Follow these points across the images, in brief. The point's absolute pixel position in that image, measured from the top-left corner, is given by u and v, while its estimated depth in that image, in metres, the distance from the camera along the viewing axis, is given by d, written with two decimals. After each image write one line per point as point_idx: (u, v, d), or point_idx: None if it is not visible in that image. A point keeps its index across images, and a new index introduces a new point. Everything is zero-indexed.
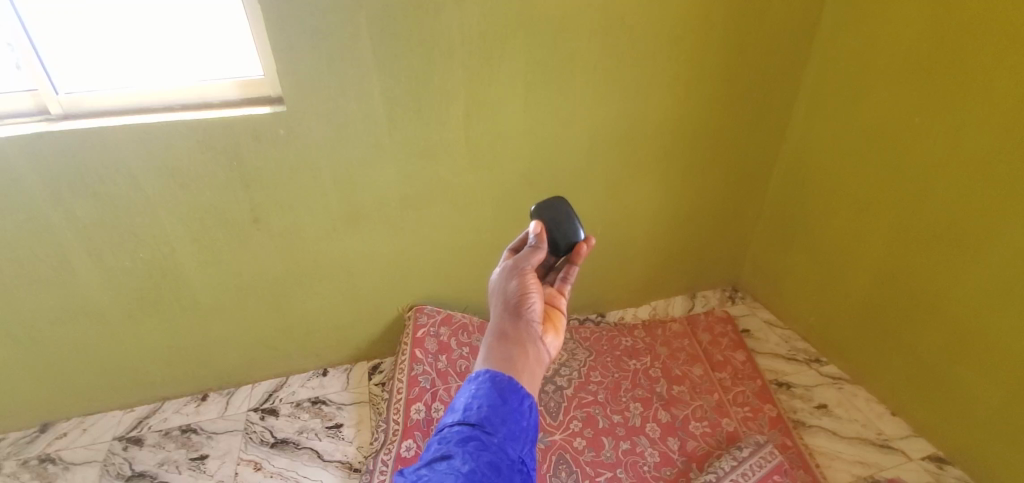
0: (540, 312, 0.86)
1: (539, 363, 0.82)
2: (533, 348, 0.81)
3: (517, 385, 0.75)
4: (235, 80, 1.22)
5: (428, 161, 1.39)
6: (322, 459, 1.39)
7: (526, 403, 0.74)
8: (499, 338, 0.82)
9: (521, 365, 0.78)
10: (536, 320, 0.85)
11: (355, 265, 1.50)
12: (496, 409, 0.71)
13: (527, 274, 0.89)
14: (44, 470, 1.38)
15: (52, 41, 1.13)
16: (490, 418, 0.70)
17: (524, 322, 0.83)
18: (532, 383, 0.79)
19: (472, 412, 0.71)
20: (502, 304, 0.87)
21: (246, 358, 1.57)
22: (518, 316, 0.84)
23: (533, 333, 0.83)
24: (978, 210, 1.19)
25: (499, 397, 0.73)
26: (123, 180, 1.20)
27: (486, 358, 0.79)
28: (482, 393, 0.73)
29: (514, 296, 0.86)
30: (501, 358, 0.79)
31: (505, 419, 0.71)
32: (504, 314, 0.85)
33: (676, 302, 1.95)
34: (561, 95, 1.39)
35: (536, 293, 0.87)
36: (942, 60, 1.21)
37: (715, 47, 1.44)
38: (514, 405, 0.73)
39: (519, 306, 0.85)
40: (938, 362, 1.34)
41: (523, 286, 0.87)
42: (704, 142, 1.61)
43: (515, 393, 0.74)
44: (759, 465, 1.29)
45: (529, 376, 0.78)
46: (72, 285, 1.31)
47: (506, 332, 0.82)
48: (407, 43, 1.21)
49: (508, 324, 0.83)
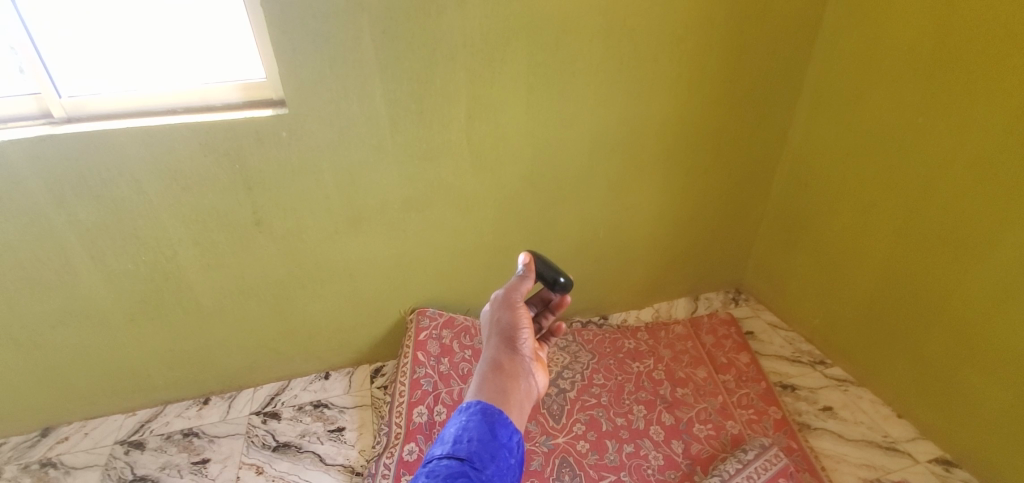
0: (531, 349, 0.93)
1: (528, 397, 0.88)
2: (525, 383, 0.88)
3: (507, 420, 0.81)
4: (237, 83, 1.23)
5: (430, 163, 1.39)
6: (324, 463, 1.38)
7: (514, 439, 0.80)
8: (494, 370, 0.88)
9: (513, 399, 0.84)
10: (528, 356, 0.91)
11: (357, 267, 1.50)
12: (485, 444, 0.76)
13: (520, 309, 0.96)
14: (45, 474, 1.37)
15: (56, 46, 1.13)
16: (479, 453, 0.74)
17: (518, 357, 0.90)
18: (519, 416, 0.84)
19: (462, 446, 0.75)
20: (497, 336, 0.93)
21: (247, 362, 1.56)
22: (512, 350, 0.91)
23: (524, 368, 0.89)
24: (984, 210, 1.18)
25: (488, 432, 0.77)
26: (125, 182, 1.20)
27: (479, 388, 0.85)
28: (472, 426, 0.78)
29: (507, 328, 0.93)
30: (493, 391, 0.84)
31: (494, 455, 0.76)
32: (499, 347, 0.92)
33: (679, 304, 1.94)
34: (563, 97, 1.39)
35: (528, 329, 0.94)
36: (945, 59, 1.20)
37: (717, 49, 1.44)
38: (503, 440, 0.78)
39: (514, 341, 0.92)
40: (944, 363, 1.33)
41: (516, 321, 0.94)
42: (707, 143, 1.61)
43: (505, 428, 0.80)
44: (763, 468, 1.28)
45: (517, 410, 0.84)
46: (74, 288, 1.31)
47: (500, 365, 0.88)
48: (409, 45, 1.21)
49: (503, 357, 0.90)
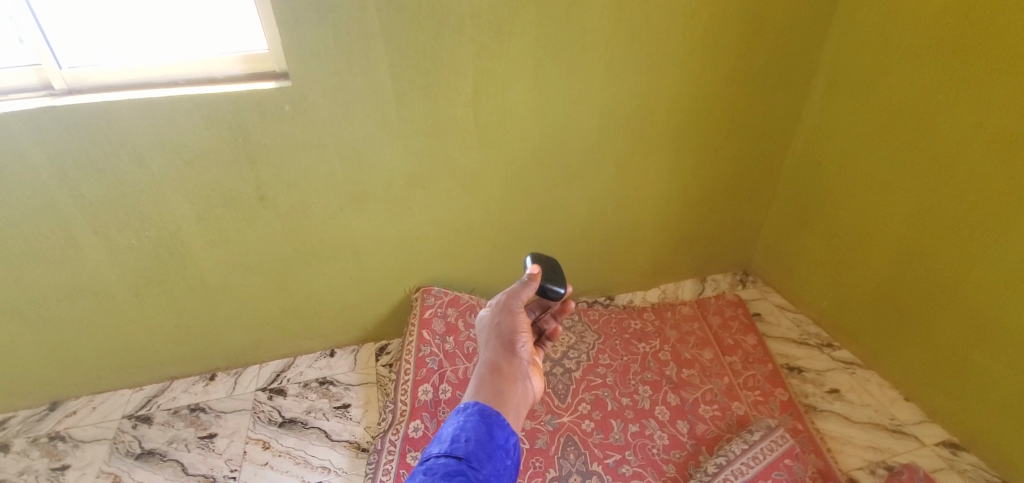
0: (528, 353, 0.95)
1: (525, 400, 0.90)
2: (522, 386, 0.90)
3: (504, 422, 0.83)
4: (240, 55, 1.20)
5: (436, 139, 1.37)
6: (330, 439, 1.39)
7: (511, 441, 0.82)
8: (493, 372, 0.90)
9: (510, 401, 0.87)
10: (526, 360, 0.94)
11: (361, 245, 1.49)
12: (483, 444, 0.78)
13: (519, 313, 0.99)
14: (54, 447, 1.39)
15: (55, 17, 1.10)
16: (476, 453, 0.76)
17: (516, 360, 0.93)
18: (516, 418, 0.87)
19: (459, 445, 0.77)
20: (496, 339, 0.96)
21: (253, 338, 1.57)
22: (511, 353, 0.93)
23: (523, 371, 0.92)
24: (1002, 191, 1.15)
25: (486, 432, 0.80)
26: (128, 156, 1.19)
27: (478, 390, 0.88)
28: (470, 426, 0.80)
29: (506, 333, 0.96)
30: (491, 393, 0.87)
31: (491, 455, 0.78)
32: (498, 350, 0.94)
33: (686, 286, 1.93)
34: (572, 71, 1.36)
35: (526, 334, 0.97)
36: (971, 32, 1.15)
37: (732, 23, 1.40)
38: (499, 441, 0.80)
39: (512, 345, 0.95)
40: (954, 346, 1.31)
41: (515, 325, 0.97)
42: (718, 120, 1.57)
43: (502, 429, 0.82)
44: (769, 449, 1.27)
45: (515, 412, 0.87)
46: (79, 262, 1.30)
47: (498, 368, 0.91)
48: (415, 16, 1.17)
49: (501, 360, 0.92)
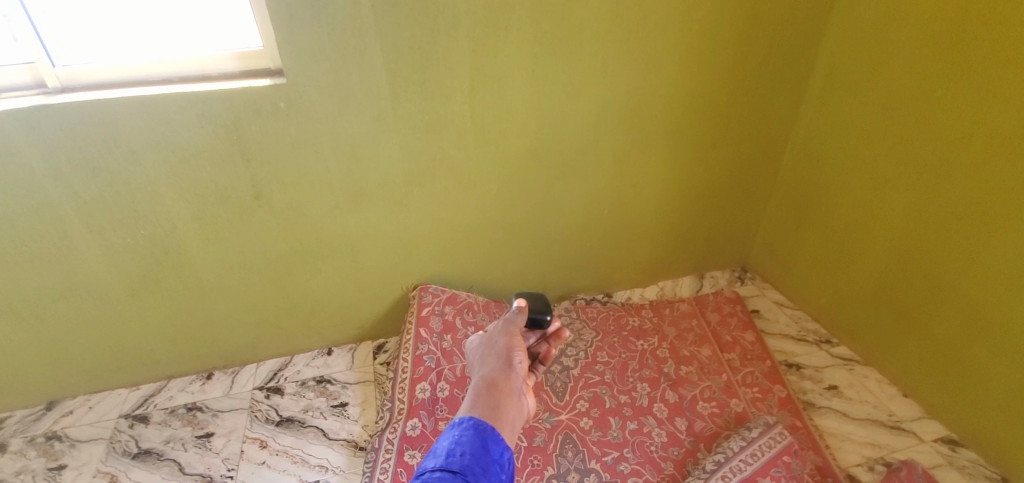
0: (524, 371, 0.96)
1: (519, 416, 0.89)
2: (517, 401, 0.89)
3: (499, 437, 0.82)
4: (235, 52, 1.19)
5: (433, 136, 1.36)
6: (328, 437, 1.39)
7: (505, 456, 0.81)
8: (489, 385, 0.90)
9: (505, 414, 0.86)
10: (522, 377, 0.94)
11: (358, 243, 1.48)
12: (478, 458, 0.77)
13: (516, 336, 1.01)
14: (51, 447, 1.38)
15: (47, 14, 1.10)
16: (472, 467, 0.75)
17: (512, 376, 0.93)
18: (511, 433, 0.86)
19: (454, 459, 0.75)
20: (493, 357, 0.97)
21: (250, 337, 1.56)
22: (508, 369, 0.94)
23: (518, 387, 0.92)
24: (1001, 186, 1.14)
25: (481, 446, 0.79)
26: (122, 155, 1.18)
27: (474, 403, 0.87)
28: (465, 440, 0.79)
29: (503, 351, 0.97)
30: (487, 406, 0.86)
31: (485, 469, 0.76)
32: (494, 366, 0.95)
33: (684, 283, 1.93)
34: (569, 68, 1.35)
35: (522, 354, 0.98)
36: (970, 27, 1.14)
37: (729, 19, 1.39)
38: (494, 456, 0.79)
39: (508, 362, 0.95)
40: (953, 342, 1.31)
41: (512, 344, 0.98)
42: (716, 117, 1.57)
43: (496, 444, 0.81)
44: (768, 446, 1.27)
45: (510, 427, 0.86)
46: (73, 261, 1.29)
47: (495, 382, 0.91)
48: (410, 12, 1.17)
49: (497, 375, 0.92)
